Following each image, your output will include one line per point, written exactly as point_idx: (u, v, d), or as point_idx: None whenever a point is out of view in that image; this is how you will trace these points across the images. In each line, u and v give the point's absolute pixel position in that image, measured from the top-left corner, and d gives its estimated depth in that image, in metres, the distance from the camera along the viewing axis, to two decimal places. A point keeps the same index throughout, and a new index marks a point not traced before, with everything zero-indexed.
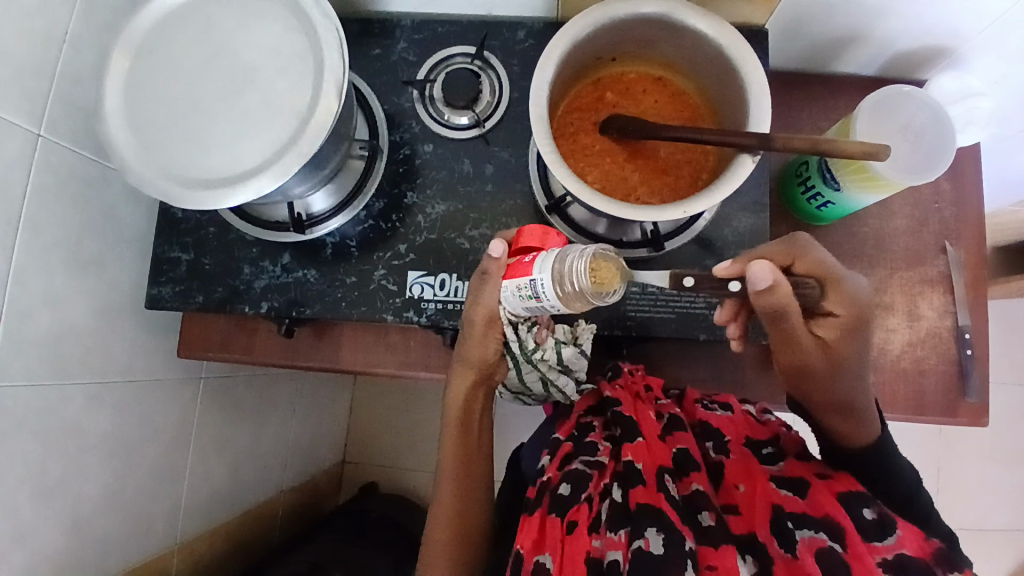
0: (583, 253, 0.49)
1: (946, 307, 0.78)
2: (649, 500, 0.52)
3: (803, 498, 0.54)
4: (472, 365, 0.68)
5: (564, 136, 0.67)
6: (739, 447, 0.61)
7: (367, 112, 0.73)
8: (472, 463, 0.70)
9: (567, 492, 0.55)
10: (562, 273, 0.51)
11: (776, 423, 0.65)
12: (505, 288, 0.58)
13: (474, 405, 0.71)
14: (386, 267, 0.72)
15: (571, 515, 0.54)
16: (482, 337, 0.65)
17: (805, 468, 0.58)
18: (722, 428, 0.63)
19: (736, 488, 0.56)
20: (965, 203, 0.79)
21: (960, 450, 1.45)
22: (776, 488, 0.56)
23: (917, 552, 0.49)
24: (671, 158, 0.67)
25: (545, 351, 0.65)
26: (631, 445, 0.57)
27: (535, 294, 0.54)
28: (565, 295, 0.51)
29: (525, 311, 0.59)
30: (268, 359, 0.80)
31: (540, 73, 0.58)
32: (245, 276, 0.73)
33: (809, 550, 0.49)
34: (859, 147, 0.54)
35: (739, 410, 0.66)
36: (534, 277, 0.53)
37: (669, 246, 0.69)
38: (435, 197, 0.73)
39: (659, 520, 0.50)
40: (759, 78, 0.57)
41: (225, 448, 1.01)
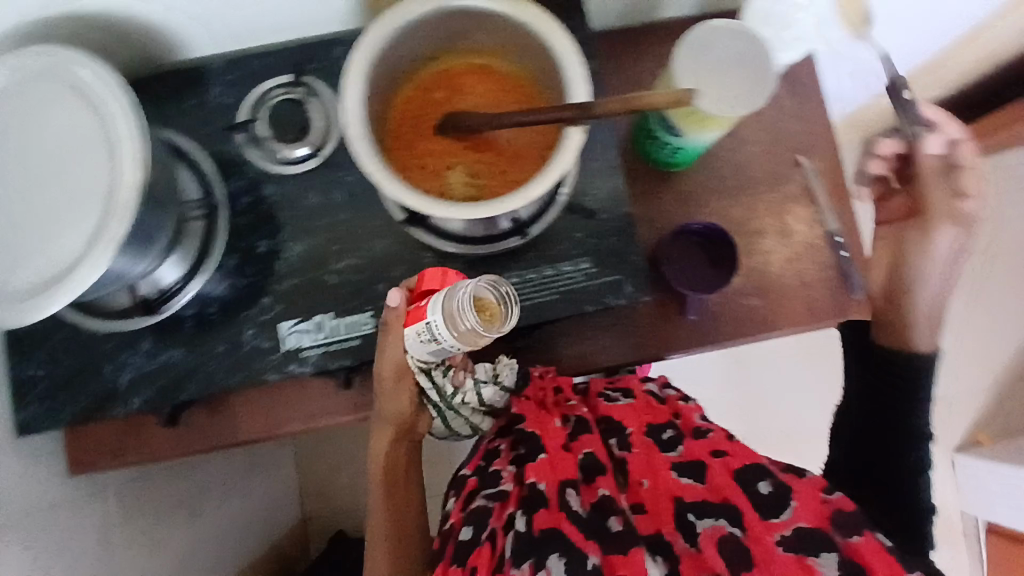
0: (468, 288, 0.57)
1: (815, 217, 0.80)
2: (551, 523, 0.57)
3: (701, 485, 0.62)
4: (387, 423, 0.71)
5: (404, 147, 0.65)
6: (639, 438, 0.67)
7: (194, 167, 0.68)
8: (404, 513, 0.74)
9: (469, 535, 0.61)
10: (452, 312, 0.57)
11: (675, 399, 0.74)
12: (409, 336, 0.63)
13: (398, 458, 0.74)
14: (255, 325, 0.68)
15: (472, 560, 0.59)
16: (394, 389, 0.67)
17: (702, 448, 0.65)
18: (623, 421, 0.69)
19: (641, 484, 0.63)
20: (809, 114, 0.82)
21: None
22: (677, 478, 0.63)
23: (813, 522, 0.56)
24: (515, 144, 0.65)
25: (464, 393, 0.69)
26: (534, 465, 0.62)
27: (432, 336, 0.59)
28: (459, 334, 0.57)
29: (428, 356, 0.63)
30: (166, 453, 0.74)
31: (347, 94, 0.55)
32: (109, 374, 0.68)
33: (711, 541, 0.57)
34: (668, 99, 0.55)
35: (640, 396, 0.73)
36: (428, 320, 0.58)
37: (534, 230, 0.69)
38: (290, 239, 0.69)
39: (562, 544, 0.55)
40: (566, 46, 0.57)
41: (162, 550, 0.93)
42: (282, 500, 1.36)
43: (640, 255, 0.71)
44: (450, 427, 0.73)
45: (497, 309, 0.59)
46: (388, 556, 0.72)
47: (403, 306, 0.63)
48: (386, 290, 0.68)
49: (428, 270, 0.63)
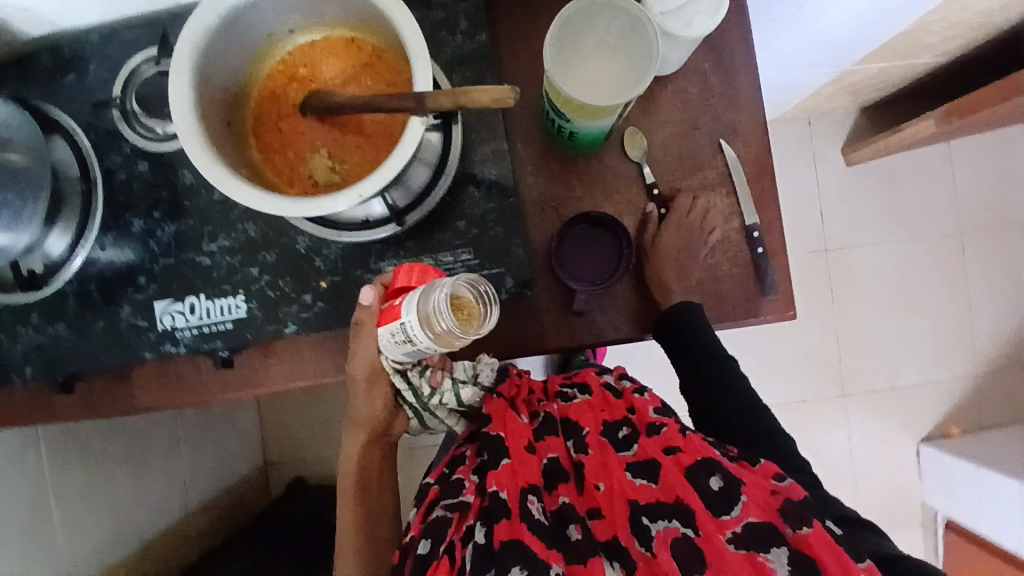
0: (445, 287, 0.55)
1: (732, 208, 0.75)
2: (512, 535, 0.55)
3: (655, 485, 0.59)
4: (365, 425, 0.74)
5: (268, 128, 0.62)
6: (595, 438, 0.64)
7: (70, 141, 0.67)
8: (374, 511, 0.78)
9: (427, 548, 0.60)
10: (429, 314, 0.55)
11: (630, 391, 0.69)
12: (382, 335, 0.62)
13: (372, 458, 0.77)
14: (132, 303, 0.68)
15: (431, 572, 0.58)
16: (369, 391, 0.69)
17: (656, 445, 0.62)
18: (579, 421, 0.65)
19: (597, 487, 0.60)
20: (737, 94, 0.75)
21: (859, 316, 1.47)
22: (632, 478, 0.60)
23: (762, 517, 0.57)
24: (383, 126, 0.62)
25: (442, 394, 0.68)
26: (494, 472, 0.59)
27: (408, 337, 0.58)
28: (435, 335, 0.56)
29: (411, 355, 0.62)
30: (68, 420, 0.76)
31: (175, 78, 0.52)
32: (2, 345, 0.70)
33: (664, 543, 0.56)
34: (488, 97, 0.49)
35: (596, 391, 0.69)
36: (403, 320, 0.57)
37: (410, 219, 0.66)
38: (165, 219, 0.67)
39: (522, 555, 0.54)
40: (410, 27, 0.53)
41: (102, 498, 1.01)
42: (242, 449, 1.42)
43: (523, 247, 0.68)
44: (430, 424, 0.73)
45: (477, 309, 0.56)
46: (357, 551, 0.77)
47: (377, 304, 0.63)
48: (259, 274, 0.67)
49: (401, 268, 0.61)
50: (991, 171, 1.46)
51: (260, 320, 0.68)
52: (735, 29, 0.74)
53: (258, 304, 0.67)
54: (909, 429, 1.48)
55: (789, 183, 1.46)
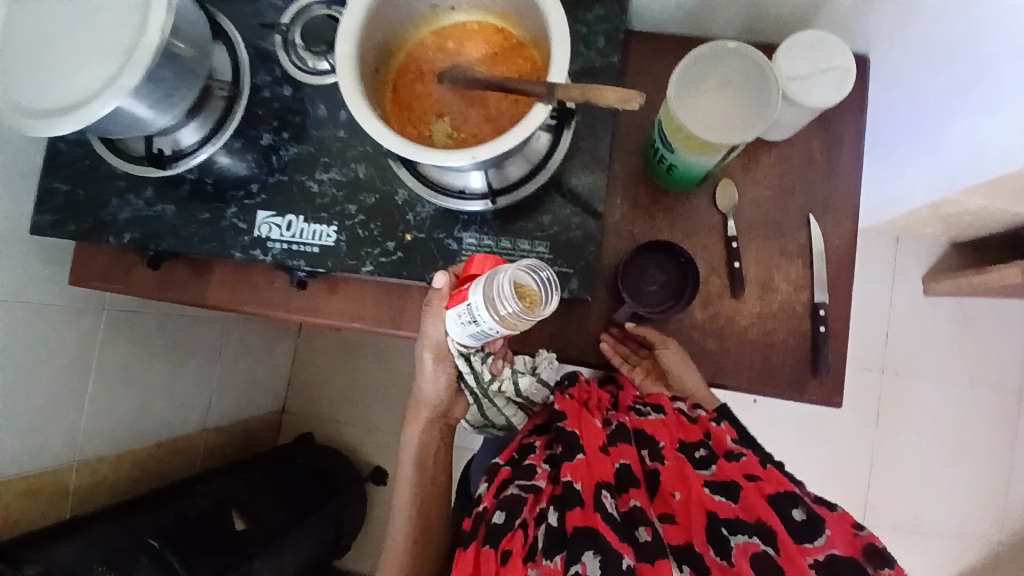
0: (509, 273, 0.57)
1: (804, 281, 0.76)
2: (586, 523, 0.57)
3: (734, 502, 0.59)
4: (427, 405, 0.78)
5: (404, 85, 0.69)
6: (672, 452, 0.64)
7: (231, 52, 0.74)
8: (430, 496, 0.80)
9: (500, 520, 0.62)
10: (494, 297, 0.57)
11: (704, 419, 0.69)
12: (449, 317, 0.65)
13: (432, 444, 0.81)
14: (239, 206, 0.75)
15: (504, 544, 0.60)
16: (433, 370, 0.73)
17: (737, 470, 0.62)
18: (655, 434, 0.66)
19: (673, 495, 0.61)
20: (836, 176, 0.77)
21: (898, 447, 1.41)
22: (710, 494, 0.60)
23: (844, 550, 0.56)
24: (504, 109, 0.67)
25: (501, 381, 0.72)
26: (569, 464, 0.62)
27: (472, 320, 0.60)
28: (497, 318, 0.58)
29: (469, 340, 0.64)
30: (143, 293, 0.84)
31: (348, 16, 0.59)
32: (112, 209, 0.77)
33: (743, 555, 0.56)
34: (616, 96, 0.53)
35: (670, 411, 0.69)
36: (468, 303, 0.60)
37: (500, 201, 0.70)
38: (290, 140, 0.74)
39: (596, 543, 0.55)
40: (560, 23, 0.58)
41: (134, 382, 1.07)
42: (266, 387, 1.48)
43: (595, 255, 0.70)
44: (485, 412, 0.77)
45: (539, 293, 0.58)
46: (412, 532, 0.78)
47: (448, 289, 0.67)
48: (355, 213, 0.73)
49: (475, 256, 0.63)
50: None
51: (342, 253, 0.73)
52: (850, 116, 0.77)
53: (346, 239, 0.73)
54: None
55: (863, 293, 1.44)
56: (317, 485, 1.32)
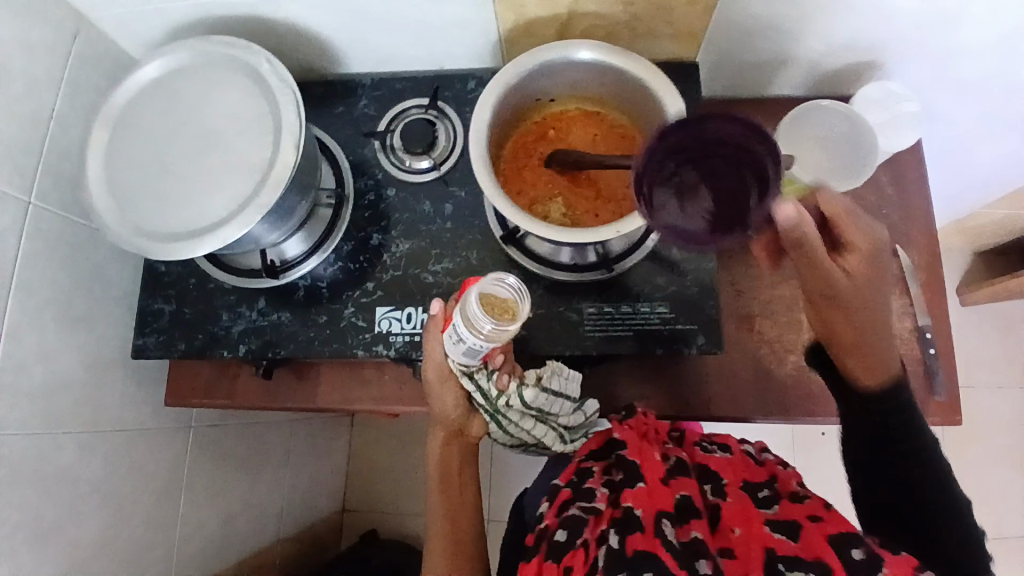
0: (474, 291, 0.62)
1: (905, 308, 0.79)
2: (646, 546, 0.55)
3: (796, 541, 0.56)
4: (440, 421, 0.78)
5: (513, 173, 0.73)
6: (735, 490, 0.64)
7: (333, 163, 0.78)
8: (460, 511, 0.78)
9: (564, 538, 0.61)
10: (471, 318, 0.62)
11: (773, 462, 0.70)
12: (444, 341, 0.68)
13: (452, 461, 0.80)
14: (356, 304, 0.76)
15: (567, 560, 0.59)
16: (439, 388, 0.73)
17: (801, 511, 0.60)
18: (719, 471, 0.67)
19: (733, 530, 0.59)
20: (911, 207, 0.82)
21: (968, 458, 1.43)
22: (771, 531, 0.58)
23: None
24: (614, 184, 0.71)
25: (509, 396, 0.70)
26: (631, 491, 0.60)
27: (458, 338, 0.64)
28: (486, 335, 0.62)
29: (468, 358, 0.67)
30: (250, 403, 0.83)
31: (477, 116, 0.63)
32: (223, 322, 0.77)
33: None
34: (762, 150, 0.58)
35: (738, 453, 0.71)
36: (456, 325, 0.63)
37: (619, 267, 0.73)
38: (399, 237, 0.77)
39: (657, 567, 0.53)
40: (677, 104, 0.62)
41: (219, 497, 1.02)
42: (328, 486, 1.43)
43: (716, 309, 0.72)
44: (508, 433, 0.75)
45: (516, 304, 0.63)
46: (445, 551, 0.76)
47: (442, 315, 0.70)
48: None
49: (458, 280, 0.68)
50: None
51: None
52: (912, 151, 0.83)
53: None
54: None
55: None
56: None
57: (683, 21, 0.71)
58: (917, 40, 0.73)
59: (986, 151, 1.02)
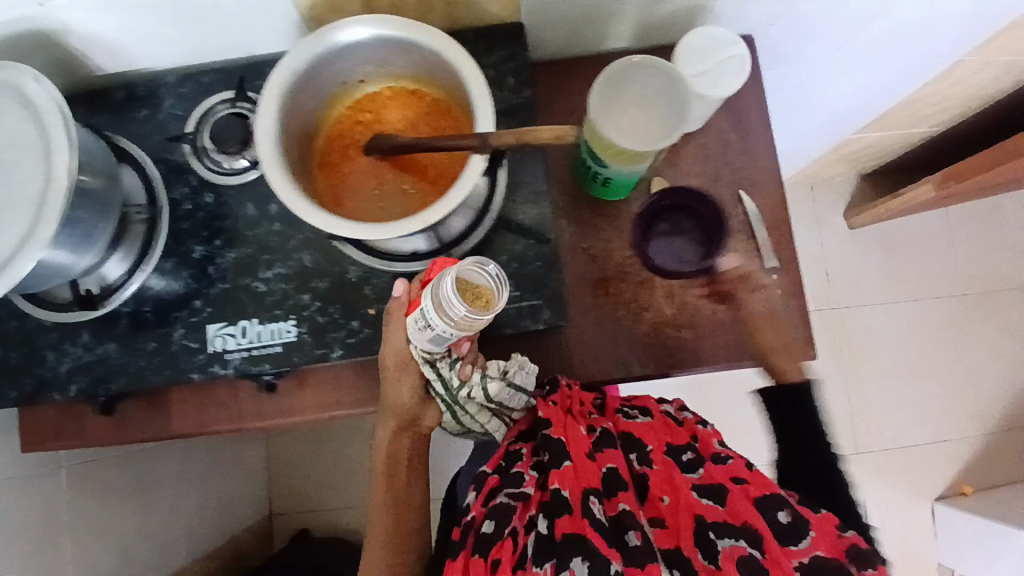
0: (448, 275, 0.58)
1: (752, 253, 0.80)
2: (575, 530, 0.56)
3: (722, 506, 0.59)
4: (392, 414, 0.74)
5: (330, 166, 0.68)
6: (660, 456, 0.64)
7: (139, 171, 0.72)
8: (402, 512, 0.77)
9: (490, 529, 0.61)
10: (442, 302, 0.59)
11: (692, 420, 0.70)
12: (409, 325, 0.65)
13: (401, 452, 0.77)
14: (186, 325, 0.71)
15: (494, 553, 0.60)
16: (396, 380, 0.70)
17: (723, 474, 0.62)
18: (642, 437, 0.66)
19: (661, 500, 0.61)
20: (754, 151, 0.81)
21: (866, 375, 1.50)
22: (698, 497, 0.60)
23: (829, 552, 0.56)
24: (439, 164, 0.67)
25: (471, 387, 0.68)
26: (557, 472, 0.60)
27: (427, 323, 0.61)
28: (454, 321, 0.59)
29: (435, 343, 0.64)
30: (103, 441, 0.78)
31: (263, 113, 0.58)
32: (49, 362, 0.71)
33: (730, 559, 0.56)
34: (553, 133, 0.56)
35: (658, 414, 0.70)
36: (423, 308, 0.61)
37: (459, 249, 0.71)
38: (225, 246, 0.72)
39: (584, 549, 0.55)
40: (478, 79, 0.58)
41: (109, 532, 0.98)
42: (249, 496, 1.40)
43: (559, 281, 0.72)
44: (460, 421, 0.74)
45: (492, 291, 0.59)
46: (383, 546, 0.76)
47: (406, 297, 0.67)
48: (310, 302, 0.71)
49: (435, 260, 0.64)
50: (988, 234, 1.53)
51: (308, 345, 0.71)
52: (753, 93, 0.81)
53: (308, 330, 0.71)
54: (922, 491, 1.47)
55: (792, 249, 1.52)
56: None
57: None
58: None
59: (836, 86, 0.99)
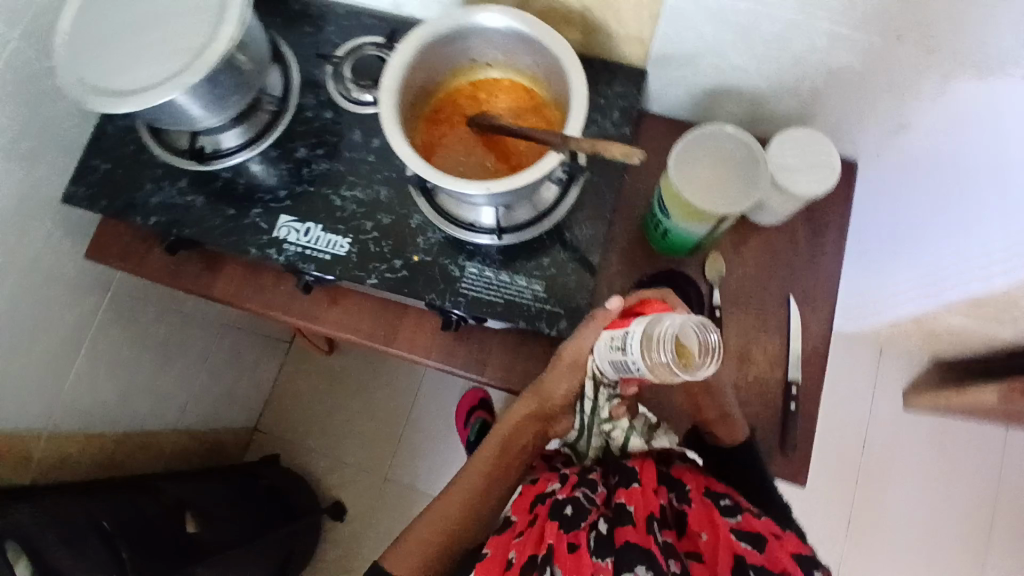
0: (674, 322, 0.53)
1: (779, 357, 0.79)
2: (638, 540, 0.52)
3: (760, 552, 0.53)
4: (543, 400, 0.71)
5: (434, 124, 0.77)
6: (698, 496, 0.59)
7: (284, 70, 0.84)
8: (489, 491, 0.71)
9: (570, 512, 0.56)
10: (652, 340, 0.55)
11: (727, 478, 0.65)
12: (602, 338, 0.64)
13: (523, 437, 0.73)
14: (263, 207, 0.80)
15: (571, 536, 0.54)
16: (567, 373, 0.69)
17: (762, 525, 0.55)
18: (682, 478, 0.62)
19: (699, 536, 0.56)
20: (818, 264, 0.82)
21: (867, 556, 1.39)
22: (736, 539, 0.54)
23: None
24: (524, 155, 0.74)
25: (615, 426, 0.71)
26: (626, 490, 0.58)
27: (622, 346, 0.59)
28: (653, 363, 0.55)
29: (609, 365, 0.62)
30: (154, 277, 0.87)
31: (398, 55, 0.68)
32: (146, 192, 0.82)
33: None
34: (619, 150, 0.60)
35: (698, 470, 0.67)
36: (630, 330, 0.59)
37: (508, 237, 0.77)
38: (322, 157, 0.82)
39: (649, 559, 0.50)
40: (582, 90, 0.66)
41: (121, 366, 1.07)
42: (245, 402, 1.48)
43: (586, 301, 0.75)
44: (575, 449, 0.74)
45: (699, 356, 0.53)
46: (449, 517, 0.69)
47: (615, 313, 0.65)
48: (370, 230, 0.79)
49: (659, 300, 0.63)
50: None
51: (351, 264, 0.78)
52: (836, 213, 0.83)
53: (357, 252, 0.78)
54: None
55: (839, 400, 1.46)
56: (275, 513, 1.24)
57: (630, 25, 0.74)
58: (861, 98, 0.74)
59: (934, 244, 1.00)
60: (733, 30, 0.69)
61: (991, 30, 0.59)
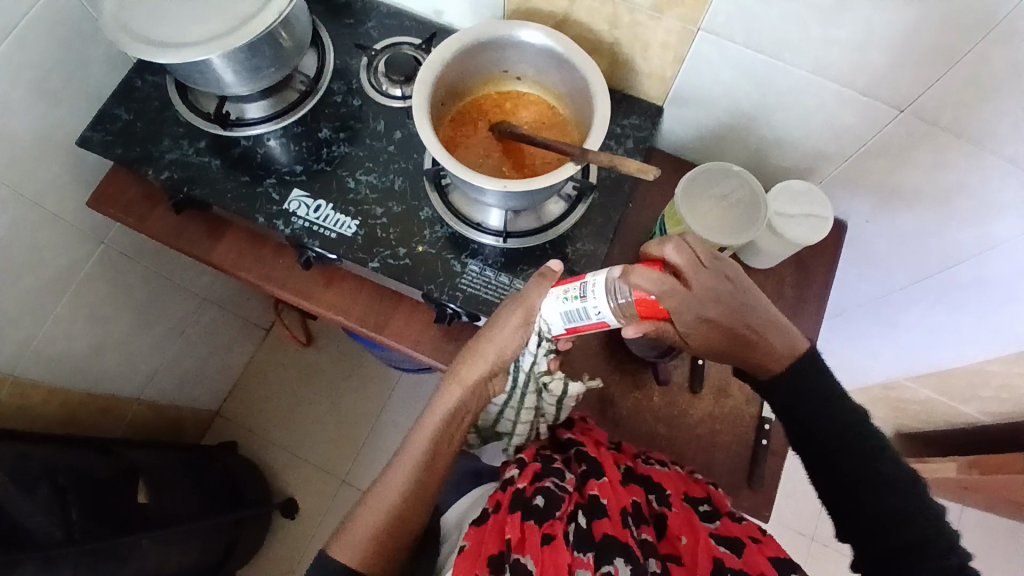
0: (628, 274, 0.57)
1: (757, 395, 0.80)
2: (615, 534, 0.55)
3: (738, 557, 0.56)
4: (485, 369, 0.68)
5: (458, 124, 0.80)
6: (678, 500, 0.62)
7: (320, 55, 0.87)
8: (432, 469, 0.69)
9: (542, 503, 0.58)
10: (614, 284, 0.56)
11: (704, 483, 0.67)
12: (550, 293, 0.61)
13: (467, 406, 0.70)
14: (277, 179, 0.82)
15: (546, 527, 0.56)
16: (508, 336, 0.66)
17: (740, 529, 0.59)
18: (661, 481, 0.64)
19: (679, 539, 0.58)
20: (802, 312, 0.85)
21: None
22: (715, 544, 0.57)
23: None
24: (539, 165, 0.77)
25: (550, 379, 0.70)
26: (597, 482, 0.60)
27: (580, 296, 0.58)
28: (617, 307, 0.56)
29: (557, 320, 0.61)
30: (153, 232, 0.87)
31: (437, 51, 0.71)
32: (162, 146, 0.83)
33: None
34: (635, 165, 0.63)
35: (675, 469, 0.68)
36: (587, 279, 0.58)
37: (512, 241, 0.79)
38: (343, 140, 0.84)
39: (626, 553, 0.53)
40: (605, 108, 0.69)
41: (98, 321, 1.05)
42: (212, 383, 1.45)
43: None
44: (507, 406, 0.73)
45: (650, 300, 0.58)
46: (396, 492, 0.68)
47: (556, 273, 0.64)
48: (380, 216, 0.80)
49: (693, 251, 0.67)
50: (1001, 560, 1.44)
51: (355, 245, 0.79)
52: (824, 267, 0.87)
53: (363, 235, 0.79)
54: None
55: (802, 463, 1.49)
56: (225, 498, 1.20)
57: (655, 62, 0.79)
58: (858, 161, 0.79)
59: (913, 314, 1.04)
60: (751, 79, 0.74)
61: (983, 107, 0.65)
